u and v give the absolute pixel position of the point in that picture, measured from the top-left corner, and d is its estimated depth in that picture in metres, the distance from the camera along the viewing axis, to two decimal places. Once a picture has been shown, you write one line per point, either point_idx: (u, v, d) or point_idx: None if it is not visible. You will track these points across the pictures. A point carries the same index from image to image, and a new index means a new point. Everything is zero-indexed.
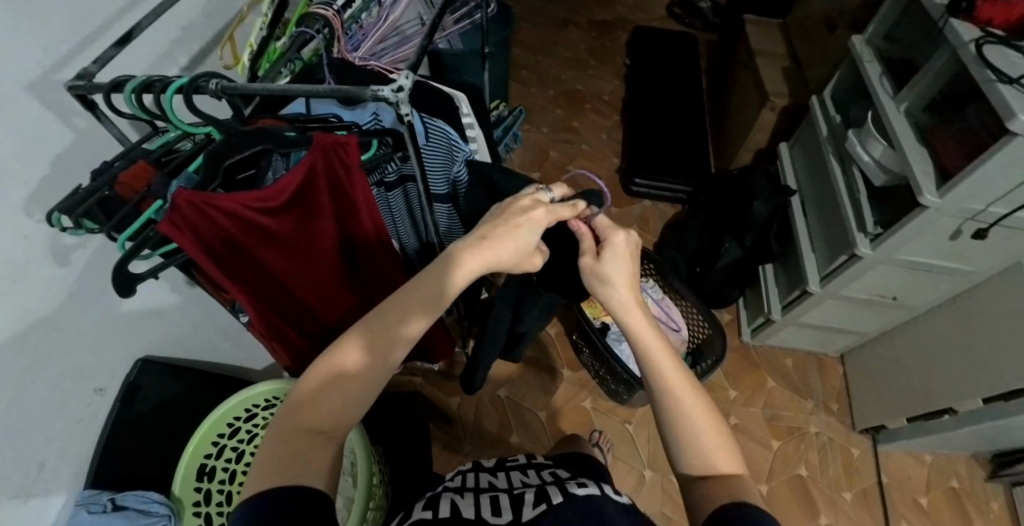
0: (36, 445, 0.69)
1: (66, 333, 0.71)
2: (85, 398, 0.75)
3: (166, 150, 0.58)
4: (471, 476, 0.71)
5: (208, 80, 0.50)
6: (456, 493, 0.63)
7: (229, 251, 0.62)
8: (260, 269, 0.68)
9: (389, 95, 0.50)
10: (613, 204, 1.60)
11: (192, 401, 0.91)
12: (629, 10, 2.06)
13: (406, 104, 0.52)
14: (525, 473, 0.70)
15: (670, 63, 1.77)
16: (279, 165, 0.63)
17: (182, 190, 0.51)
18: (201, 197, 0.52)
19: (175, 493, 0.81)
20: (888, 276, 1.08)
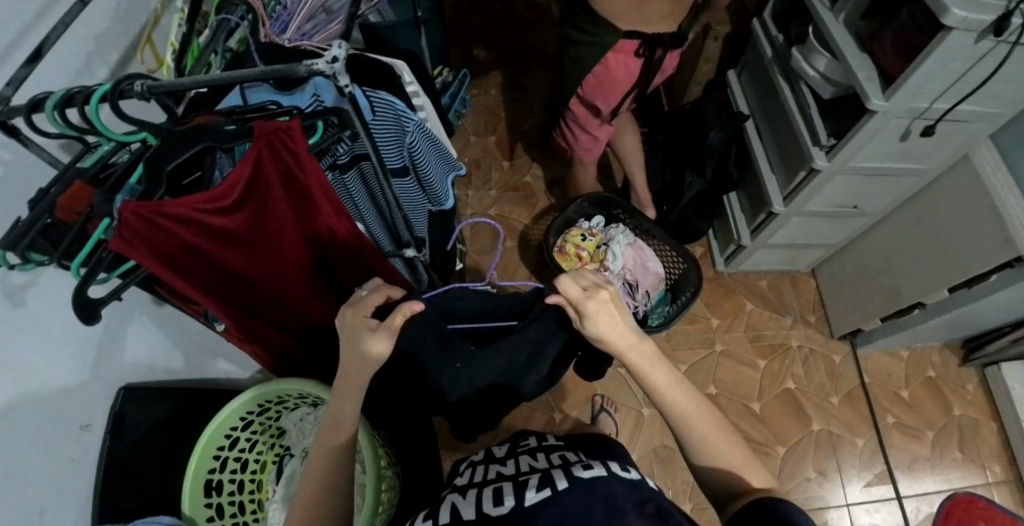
0: (33, 492, 0.68)
1: (37, 374, 0.68)
2: (74, 437, 0.74)
3: (102, 166, 0.58)
4: (482, 467, 0.69)
5: (132, 82, 0.51)
6: (460, 493, 0.61)
7: (192, 259, 0.63)
8: (222, 270, 0.69)
9: (325, 67, 0.49)
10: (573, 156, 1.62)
11: (186, 419, 0.90)
12: None
13: (344, 74, 0.51)
14: (533, 456, 0.68)
15: None
16: (225, 162, 0.64)
17: (127, 202, 0.51)
18: (148, 206, 0.52)
19: (187, 513, 0.81)
20: (847, 185, 1.11)
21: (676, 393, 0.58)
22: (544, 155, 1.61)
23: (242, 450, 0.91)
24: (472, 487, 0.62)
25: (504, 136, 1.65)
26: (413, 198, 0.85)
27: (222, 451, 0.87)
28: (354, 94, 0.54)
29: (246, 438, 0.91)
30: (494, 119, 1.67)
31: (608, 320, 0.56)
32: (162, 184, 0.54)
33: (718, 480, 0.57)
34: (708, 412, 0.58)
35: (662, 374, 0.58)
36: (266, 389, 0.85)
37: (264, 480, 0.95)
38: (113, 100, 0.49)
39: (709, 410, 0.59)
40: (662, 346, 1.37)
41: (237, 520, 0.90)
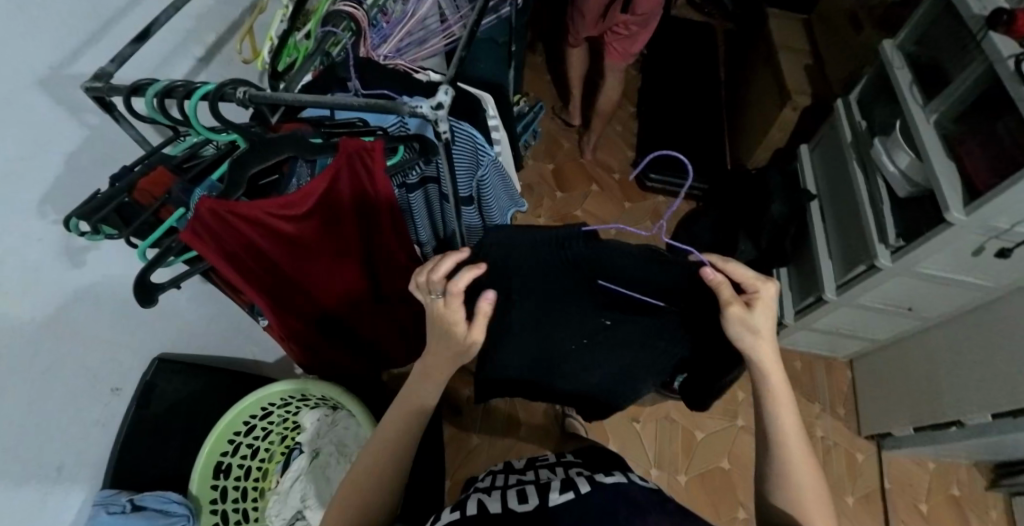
0: (54, 447, 0.69)
1: (81, 333, 0.70)
2: (103, 397, 0.76)
3: (186, 158, 0.59)
4: (502, 474, 0.68)
5: (234, 87, 0.51)
6: (484, 492, 0.60)
7: (251, 258, 0.64)
8: (281, 272, 0.70)
9: (429, 112, 0.49)
10: (625, 198, 1.61)
11: (210, 398, 0.91)
12: None
13: (445, 121, 0.51)
14: (551, 469, 0.67)
15: (685, 55, 1.75)
16: (304, 172, 0.65)
17: (205, 199, 0.52)
18: (223, 205, 0.54)
19: (194, 492, 0.82)
20: (905, 287, 1.07)
21: (773, 400, 0.53)
22: (596, 192, 1.61)
23: (256, 438, 0.91)
24: (491, 490, 0.61)
25: (560, 166, 1.65)
26: (472, 227, 0.85)
27: (237, 436, 0.88)
28: (448, 140, 0.54)
29: (261, 428, 0.91)
30: (554, 147, 1.68)
31: (752, 327, 0.47)
32: (241, 186, 0.55)
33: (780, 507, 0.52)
34: (796, 433, 0.53)
35: (775, 377, 0.52)
36: (293, 385, 0.86)
37: (270, 470, 0.96)
38: (212, 102, 0.50)
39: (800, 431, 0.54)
40: (683, 408, 1.34)
41: (237, 507, 0.90)
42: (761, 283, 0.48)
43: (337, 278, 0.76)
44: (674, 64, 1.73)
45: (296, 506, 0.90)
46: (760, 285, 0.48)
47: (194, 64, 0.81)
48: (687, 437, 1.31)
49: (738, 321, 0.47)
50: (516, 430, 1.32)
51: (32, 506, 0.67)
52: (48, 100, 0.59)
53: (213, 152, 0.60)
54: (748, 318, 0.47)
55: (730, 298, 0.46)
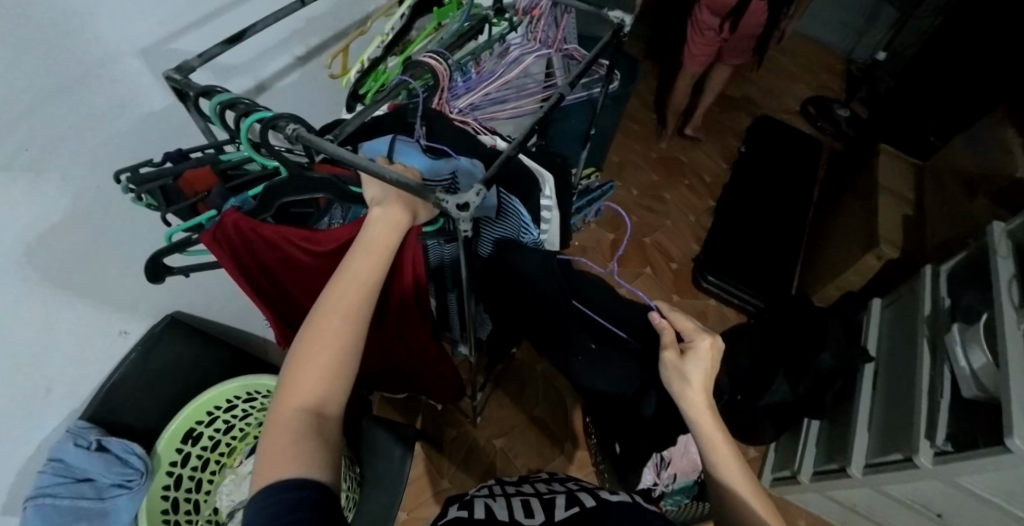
0: (52, 367, 0.74)
1: (110, 275, 0.75)
2: (112, 337, 0.81)
3: (235, 165, 0.63)
4: (496, 486, 0.71)
5: (287, 122, 0.54)
6: (487, 497, 0.64)
7: (262, 268, 0.67)
8: (290, 292, 0.73)
9: (452, 212, 0.49)
10: (675, 290, 1.54)
11: (205, 365, 0.96)
12: (757, 93, 2.02)
13: (466, 222, 0.51)
14: (548, 483, 0.71)
15: (783, 164, 1.68)
16: (338, 214, 0.68)
17: (232, 211, 0.56)
18: (248, 222, 0.57)
19: (159, 449, 0.86)
20: (941, 493, 0.94)
21: (715, 439, 0.56)
22: (648, 274, 1.54)
23: (235, 416, 0.96)
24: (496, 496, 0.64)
25: (620, 238, 1.60)
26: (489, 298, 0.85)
27: (217, 410, 0.93)
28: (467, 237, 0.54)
29: (242, 407, 0.96)
30: (621, 217, 1.65)
31: (684, 372, 0.59)
32: (268, 210, 0.58)
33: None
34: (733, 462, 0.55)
35: (706, 418, 0.57)
36: None
37: (238, 449, 0.99)
38: (263, 131, 0.53)
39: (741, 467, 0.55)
40: None
41: (195, 474, 0.93)
42: (699, 336, 0.60)
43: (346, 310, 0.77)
44: (767, 172, 1.65)
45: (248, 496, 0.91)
46: (698, 338, 0.60)
47: (292, 62, 0.86)
48: None
49: (674, 362, 0.59)
50: None
51: (12, 416, 0.72)
52: (145, 70, 0.65)
53: (259, 169, 0.64)
54: (680, 361, 0.59)
55: (669, 340, 0.60)
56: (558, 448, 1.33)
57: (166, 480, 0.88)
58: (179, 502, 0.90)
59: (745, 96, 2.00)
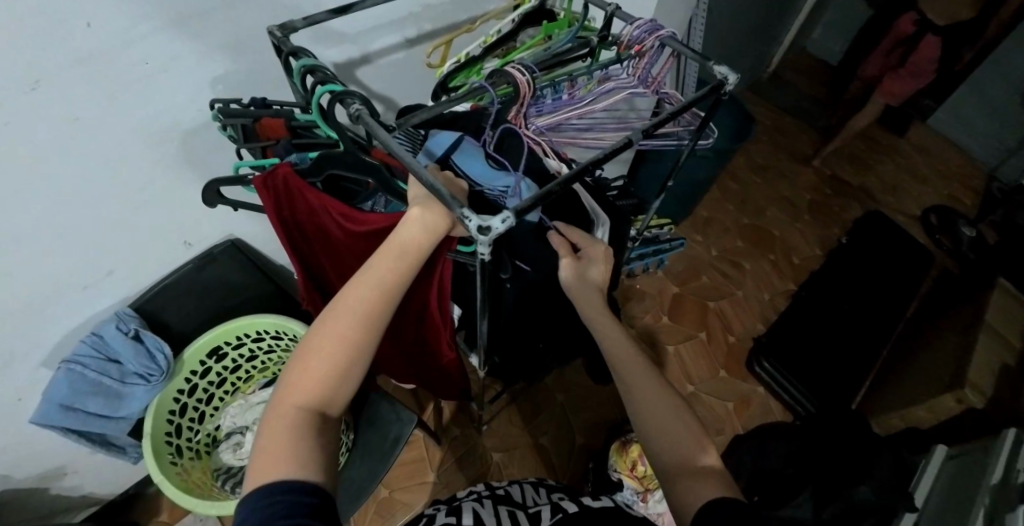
0: (117, 253, 0.83)
1: (187, 188, 0.84)
2: (174, 244, 0.90)
3: (305, 126, 0.69)
4: (484, 491, 0.74)
5: (355, 99, 0.57)
6: (475, 502, 0.67)
7: (298, 224, 0.73)
8: (325, 252, 0.78)
9: (470, 228, 0.48)
10: (723, 364, 1.41)
11: (250, 292, 1.04)
12: (879, 187, 1.85)
13: (484, 245, 0.49)
14: (536, 489, 0.75)
15: (884, 269, 1.51)
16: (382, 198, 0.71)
17: (285, 166, 0.62)
18: (295, 178, 0.63)
19: (184, 356, 0.92)
20: None
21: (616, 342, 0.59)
22: (701, 341, 1.44)
23: (260, 348, 1.02)
24: (485, 501, 0.67)
25: (681, 295, 1.52)
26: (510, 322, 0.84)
27: (246, 337, 0.99)
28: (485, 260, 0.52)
29: (268, 342, 1.02)
30: (690, 274, 1.57)
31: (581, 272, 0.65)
32: (317, 176, 0.62)
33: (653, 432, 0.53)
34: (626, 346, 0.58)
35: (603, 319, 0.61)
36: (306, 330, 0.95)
37: (255, 378, 1.05)
38: (331, 102, 0.56)
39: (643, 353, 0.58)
40: None
41: (209, 388, 0.99)
42: (593, 244, 0.66)
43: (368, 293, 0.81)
44: (861, 271, 1.50)
45: (248, 421, 0.99)
46: (593, 246, 0.66)
47: (400, 42, 0.92)
48: None
49: (572, 267, 0.64)
50: None
51: (73, 284, 0.81)
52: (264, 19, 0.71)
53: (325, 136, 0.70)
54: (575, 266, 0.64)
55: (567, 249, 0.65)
56: None
57: (181, 386, 0.93)
58: (188, 409, 0.96)
59: (862, 187, 1.84)
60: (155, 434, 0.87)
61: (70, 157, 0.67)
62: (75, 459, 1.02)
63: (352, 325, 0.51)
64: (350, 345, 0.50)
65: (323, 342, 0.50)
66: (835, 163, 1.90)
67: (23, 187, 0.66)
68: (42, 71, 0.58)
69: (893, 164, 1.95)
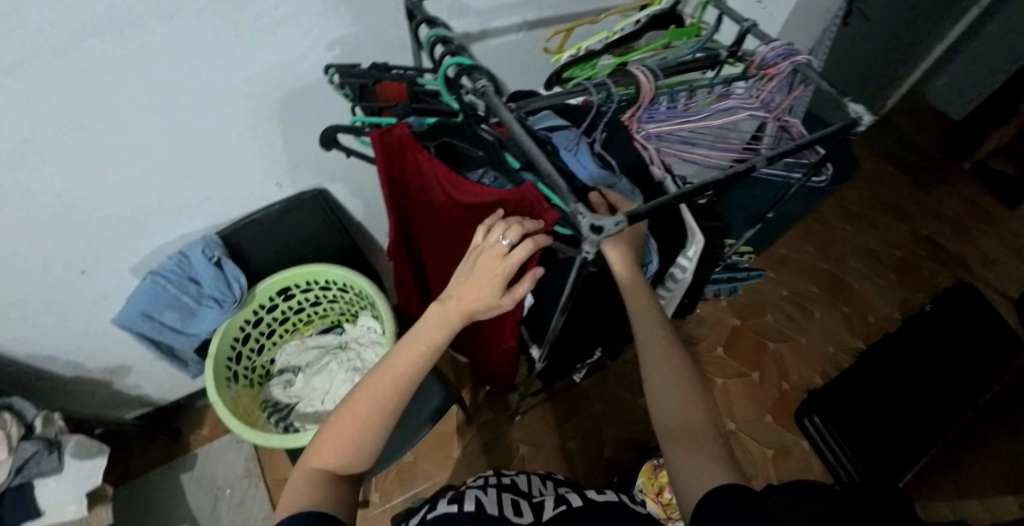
0: (213, 182, 0.86)
1: (290, 133, 0.86)
2: (266, 184, 0.93)
3: (430, 93, 0.69)
4: (491, 477, 0.76)
5: (483, 76, 0.56)
6: (479, 491, 0.69)
7: (399, 188, 0.73)
8: (417, 216, 0.79)
9: (582, 226, 0.47)
10: (769, 410, 1.36)
11: (326, 242, 1.06)
12: (983, 258, 1.70)
13: (592, 247, 0.48)
14: (543, 483, 0.78)
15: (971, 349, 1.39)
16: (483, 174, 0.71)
17: (401, 127, 0.62)
18: (408, 139, 0.63)
19: (257, 289, 0.96)
20: None
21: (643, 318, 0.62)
22: (752, 381, 1.39)
23: (325, 295, 1.05)
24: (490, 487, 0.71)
25: (742, 330, 1.47)
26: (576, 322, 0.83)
27: (315, 283, 1.02)
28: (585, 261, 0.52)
29: (335, 293, 1.04)
30: (754, 310, 1.51)
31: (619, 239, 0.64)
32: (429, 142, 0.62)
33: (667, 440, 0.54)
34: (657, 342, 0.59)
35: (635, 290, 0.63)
36: (371, 289, 0.96)
37: (315, 323, 1.09)
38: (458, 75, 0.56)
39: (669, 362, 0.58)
40: None
41: (272, 324, 1.03)
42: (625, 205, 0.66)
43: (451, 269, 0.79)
44: (944, 346, 1.39)
45: (303, 363, 1.02)
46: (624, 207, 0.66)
47: (520, 24, 0.90)
48: None
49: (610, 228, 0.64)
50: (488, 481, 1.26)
51: (170, 204, 0.86)
52: None
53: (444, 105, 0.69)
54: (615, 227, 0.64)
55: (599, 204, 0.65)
56: None
57: (249, 316, 0.97)
58: (251, 340, 0.99)
59: (962, 256, 1.69)
60: (217, 356, 0.91)
61: (192, 86, 0.70)
62: (140, 361, 1.09)
63: (381, 391, 0.53)
64: (378, 410, 0.53)
65: (351, 405, 0.53)
66: (938, 223, 1.75)
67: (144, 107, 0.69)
68: (184, 4, 0.60)
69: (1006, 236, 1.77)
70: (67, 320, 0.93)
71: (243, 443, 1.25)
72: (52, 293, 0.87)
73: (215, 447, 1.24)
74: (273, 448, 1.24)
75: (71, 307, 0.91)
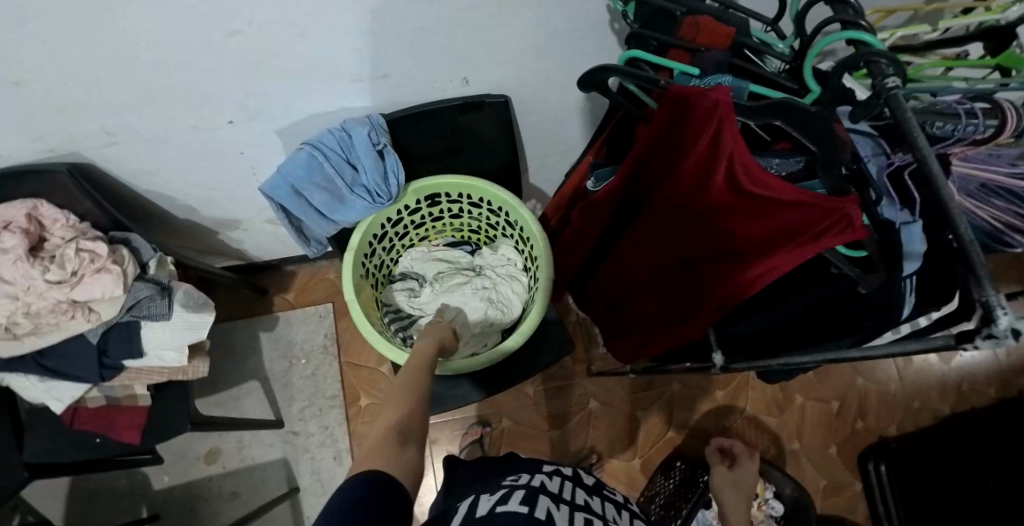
0: (396, 59, 0.72)
1: (506, 28, 0.70)
2: (452, 77, 0.78)
3: (754, 49, 0.54)
4: (567, 478, 0.69)
5: (889, 75, 0.45)
6: (552, 499, 0.61)
7: (654, 153, 0.63)
8: (650, 183, 0.67)
9: (1001, 323, 0.38)
10: (838, 446, 1.33)
11: (484, 154, 0.93)
12: None
13: (996, 341, 0.40)
14: (618, 511, 0.69)
15: None
16: (780, 166, 0.58)
17: (725, 92, 0.50)
18: (726, 109, 0.51)
19: (413, 185, 0.86)
20: None
21: None
22: (830, 409, 1.34)
23: (469, 210, 0.95)
24: (563, 501, 0.62)
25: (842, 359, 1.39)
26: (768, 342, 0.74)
27: (469, 196, 0.92)
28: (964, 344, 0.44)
29: (481, 211, 0.95)
30: None
31: None
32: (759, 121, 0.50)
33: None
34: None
35: None
36: (531, 225, 0.86)
37: (445, 234, 1.00)
38: (859, 58, 0.44)
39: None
40: None
41: (408, 226, 0.95)
42: None
43: (664, 251, 0.71)
44: None
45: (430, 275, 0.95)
46: None
47: None
48: None
49: None
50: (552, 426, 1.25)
51: (344, 72, 0.73)
52: None
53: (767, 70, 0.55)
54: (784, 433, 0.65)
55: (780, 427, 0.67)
56: (627, 454, 1.25)
57: (391, 215, 0.88)
58: (386, 238, 0.92)
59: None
60: (356, 249, 0.84)
61: None
62: (252, 219, 1.02)
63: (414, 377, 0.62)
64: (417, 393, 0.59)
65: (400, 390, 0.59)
66: None
67: None
68: None
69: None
70: (202, 166, 0.85)
71: (326, 318, 1.21)
72: (195, 135, 0.78)
73: (298, 314, 1.21)
74: (353, 331, 1.21)
75: (209, 154, 0.83)
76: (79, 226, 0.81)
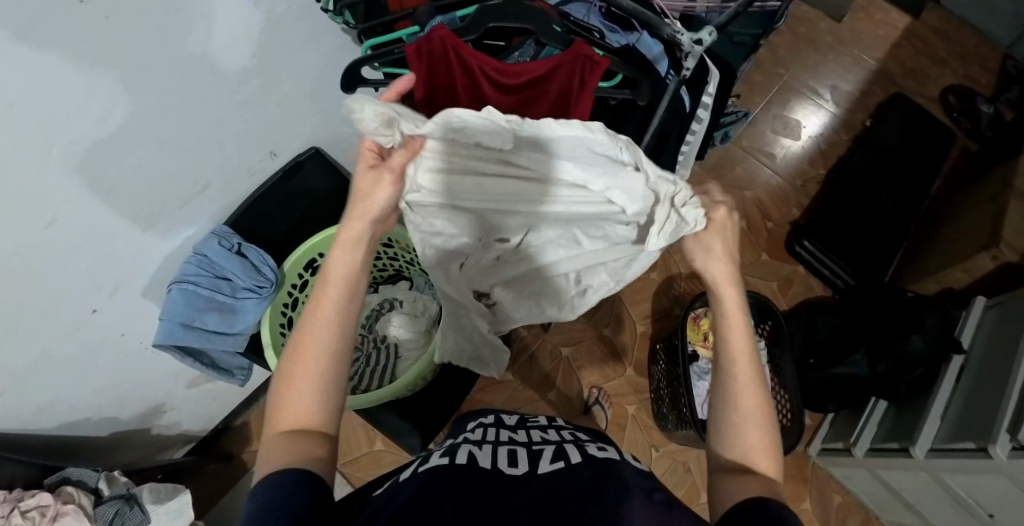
0: (207, 166, 0.78)
1: (275, 89, 0.78)
2: (262, 155, 0.86)
3: None
4: (491, 428, 0.63)
5: None
6: (474, 443, 0.54)
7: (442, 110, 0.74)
8: None
9: (687, 42, 0.62)
10: (766, 251, 1.48)
11: (333, 203, 1.00)
12: (913, 45, 1.77)
13: (693, 54, 0.63)
14: (546, 431, 0.63)
15: (921, 138, 1.51)
16: (527, 52, 0.69)
17: (442, 29, 0.62)
18: (452, 40, 0.63)
19: (285, 266, 0.92)
20: (1000, 489, 0.90)
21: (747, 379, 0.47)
22: (740, 229, 1.49)
23: None
24: (484, 442, 0.55)
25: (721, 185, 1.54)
26: None
27: None
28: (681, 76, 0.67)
29: None
30: (727, 164, 1.56)
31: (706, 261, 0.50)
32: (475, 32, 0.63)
33: (735, 472, 0.45)
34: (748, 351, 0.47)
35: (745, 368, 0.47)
36: (402, 233, 0.94)
37: None
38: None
39: (746, 333, 0.48)
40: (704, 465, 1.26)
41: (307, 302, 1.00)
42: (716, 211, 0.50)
43: None
44: (902, 143, 1.50)
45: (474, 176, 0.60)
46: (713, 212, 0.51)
47: None
48: (691, 493, 1.24)
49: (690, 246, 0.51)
50: (545, 390, 1.31)
51: (171, 203, 0.77)
52: None
53: None
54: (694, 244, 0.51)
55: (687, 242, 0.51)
56: (618, 369, 1.33)
57: (285, 299, 0.94)
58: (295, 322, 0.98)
59: (893, 55, 1.75)
60: (272, 344, 0.89)
61: (171, 67, 0.63)
62: (172, 395, 1.02)
63: (315, 339, 0.44)
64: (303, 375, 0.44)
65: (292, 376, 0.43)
66: (870, 13, 1.79)
67: (129, 100, 0.62)
68: None
69: (931, 20, 1.82)
70: (95, 370, 0.85)
71: None
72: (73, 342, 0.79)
73: None
74: None
75: (94, 354, 0.83)
76: (12, 494, 0.78)
